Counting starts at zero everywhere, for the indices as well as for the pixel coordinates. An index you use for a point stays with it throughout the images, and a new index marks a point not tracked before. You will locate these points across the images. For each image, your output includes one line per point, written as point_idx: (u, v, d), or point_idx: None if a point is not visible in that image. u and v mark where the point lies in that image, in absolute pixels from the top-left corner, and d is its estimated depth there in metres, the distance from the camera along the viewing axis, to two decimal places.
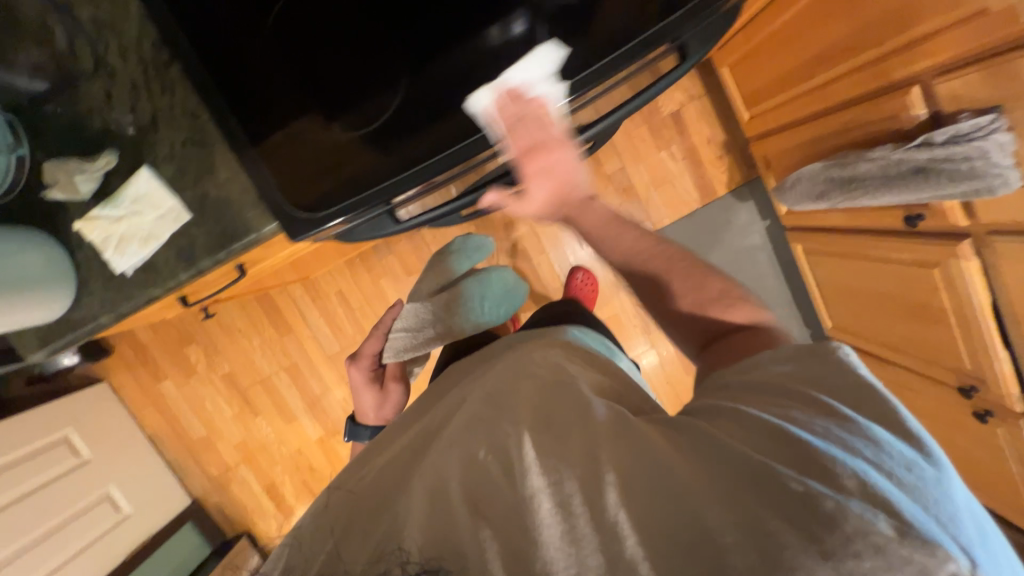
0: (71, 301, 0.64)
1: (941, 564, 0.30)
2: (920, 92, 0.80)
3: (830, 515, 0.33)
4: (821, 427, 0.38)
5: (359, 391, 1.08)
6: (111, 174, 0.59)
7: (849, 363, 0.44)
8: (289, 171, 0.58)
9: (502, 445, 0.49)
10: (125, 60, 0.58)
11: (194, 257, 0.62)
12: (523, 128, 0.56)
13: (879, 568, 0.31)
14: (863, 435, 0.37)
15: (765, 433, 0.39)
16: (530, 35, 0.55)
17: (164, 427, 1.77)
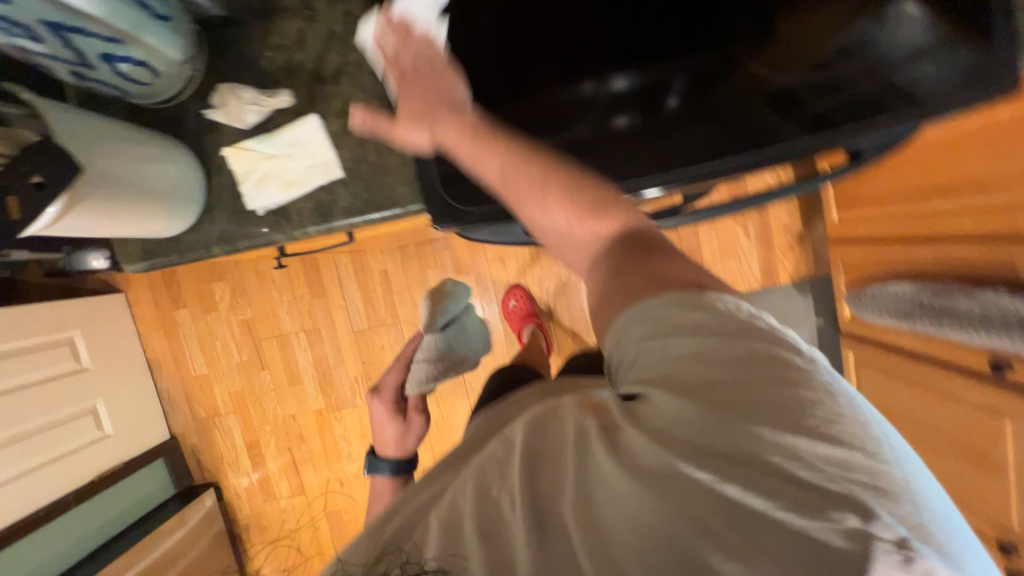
0: (190, 224, 0.61)
1: (836, 525, 0.33)
2: None
3: (754, 520, 0.35)
4: (737, 409, 0.38)
5: (381, 425, 1.01)
6: (279, 112, 0.58)
7: (730, 302, 0.42)
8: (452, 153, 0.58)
9: (498, 461, 0.48)
10: (329, 8, 0.57)
11: (331, 215, 0.60)
12: (405, 53, 0.53)
13: (796, 553, 0.34)
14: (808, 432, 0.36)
15: (700, 433, 0.39)
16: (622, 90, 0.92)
17: (166, 354, 1.72)
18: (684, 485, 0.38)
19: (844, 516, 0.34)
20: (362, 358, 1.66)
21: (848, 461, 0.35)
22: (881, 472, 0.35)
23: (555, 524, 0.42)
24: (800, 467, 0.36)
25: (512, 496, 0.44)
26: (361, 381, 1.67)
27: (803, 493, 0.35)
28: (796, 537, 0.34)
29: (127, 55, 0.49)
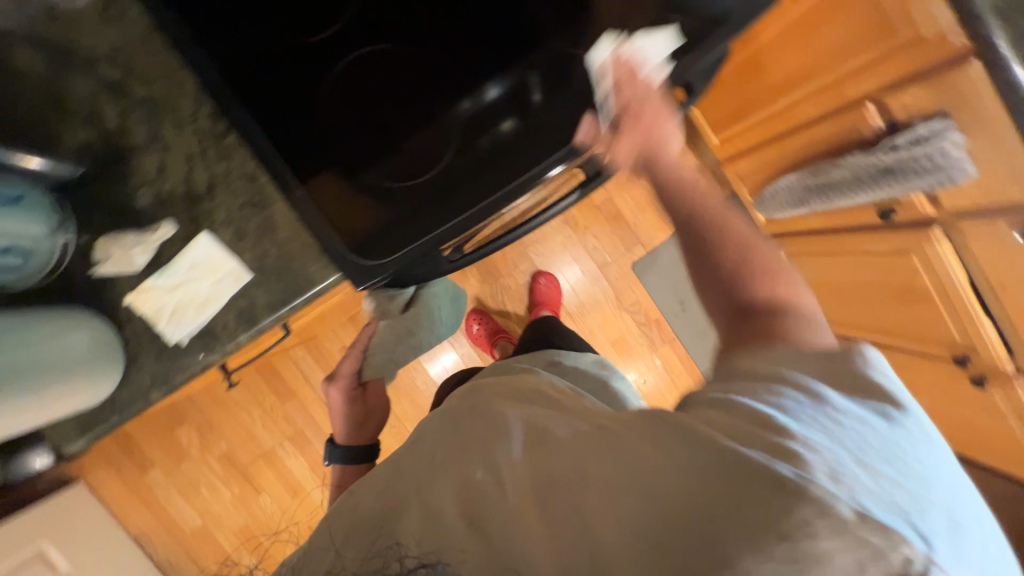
0: (118, 379, 0.60)
1: (897, 548, 0.32)
2: (873, 106, 0.92)
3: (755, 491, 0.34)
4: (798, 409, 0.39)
5: (339, 409, 0.99)
6: (166, 243, 0.59)
7: (869, 363, 0.43)
8: (343, 216, 0.61)
9: (497, 463, 0.48)
10: (179, 133, 0.59)
11: (255, 317, 0.61)
12: (630, 87, 0.60)
13: (839, 547, 0.32)
14: (853, 441, 0.37)
15: (748, 424, 0.39)
16: (495, 103, 0.68)
17: (154, 524, 1.60)
18: (688, 483, 0.37)
19: (838, 500, 0.33)
20: None
21: (893, 480, 0.35)
22: (958, 522, 0.35)
23: (550, 508, 0.42)
24: (782, 464, 0.35)
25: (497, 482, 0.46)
26: None
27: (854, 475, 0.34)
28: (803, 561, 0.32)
29: None
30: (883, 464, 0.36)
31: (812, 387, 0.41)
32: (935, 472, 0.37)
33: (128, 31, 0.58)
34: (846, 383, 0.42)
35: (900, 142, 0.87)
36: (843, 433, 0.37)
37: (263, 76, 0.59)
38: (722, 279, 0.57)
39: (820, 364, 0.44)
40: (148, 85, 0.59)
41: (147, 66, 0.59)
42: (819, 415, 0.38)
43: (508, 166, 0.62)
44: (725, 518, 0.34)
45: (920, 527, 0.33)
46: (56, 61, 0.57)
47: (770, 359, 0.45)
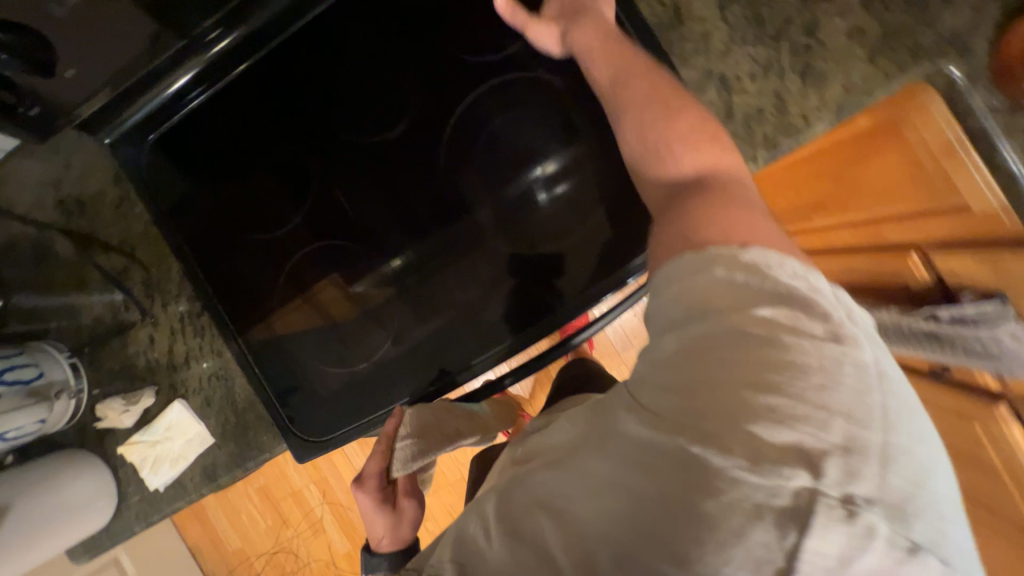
0: (109, 515, 0.70)
1: (851, 513, 0.30)
2: (920, 258, 0.76)
3: (702, 491, 0.32)
4: (710, 357, 0.34)
5: (366, 520, 0.62)
6: (150, 407, 0.68)
7: (771, 258, 0.36)
8: (288, 388, 0.66)
9: (477, 508, 0.43)
10: (166, 311, 0.68)
11: (216, 474, 0.68)
12: None
13: (748, 521, 0.30)
14: (778, 387, 0.32)
15: (670, 381, 0.35)
16: (531, 190, 0.61)
17: (203, 539, 1.82)
18: (641, 488, 0.34)
19: (732, 449, 0.32)
20: None
21: (814, 417, 0.31)
22: (894, 446, 0.31)
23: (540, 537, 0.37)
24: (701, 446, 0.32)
25: (483, 520, 0.41)
26: None
27: (760, 404, 0.32)
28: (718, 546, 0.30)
29: (14, 424, 0.60)
30: (808, 402, 0.31)
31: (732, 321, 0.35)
32: (869, 397, 0.32)
33: (133, 224, 0.68)
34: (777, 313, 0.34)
35: (942, 315, 0.70)
36: (756, 367, 0.33)
37: (234, 264, 0.67)
38: (638, 154, 0.47)
39: (741, 276, 0.35)
40: (144, 270, 0.69)
41: (145, 254, 0.69)
42: (744, 365, 0.33)
43: (464, 336, 0.62)
44: (677, 503, 0.32)
45: (830, 468, 0.30)
46: (80, 247, 0.69)
47: (709, 305, 0.36)
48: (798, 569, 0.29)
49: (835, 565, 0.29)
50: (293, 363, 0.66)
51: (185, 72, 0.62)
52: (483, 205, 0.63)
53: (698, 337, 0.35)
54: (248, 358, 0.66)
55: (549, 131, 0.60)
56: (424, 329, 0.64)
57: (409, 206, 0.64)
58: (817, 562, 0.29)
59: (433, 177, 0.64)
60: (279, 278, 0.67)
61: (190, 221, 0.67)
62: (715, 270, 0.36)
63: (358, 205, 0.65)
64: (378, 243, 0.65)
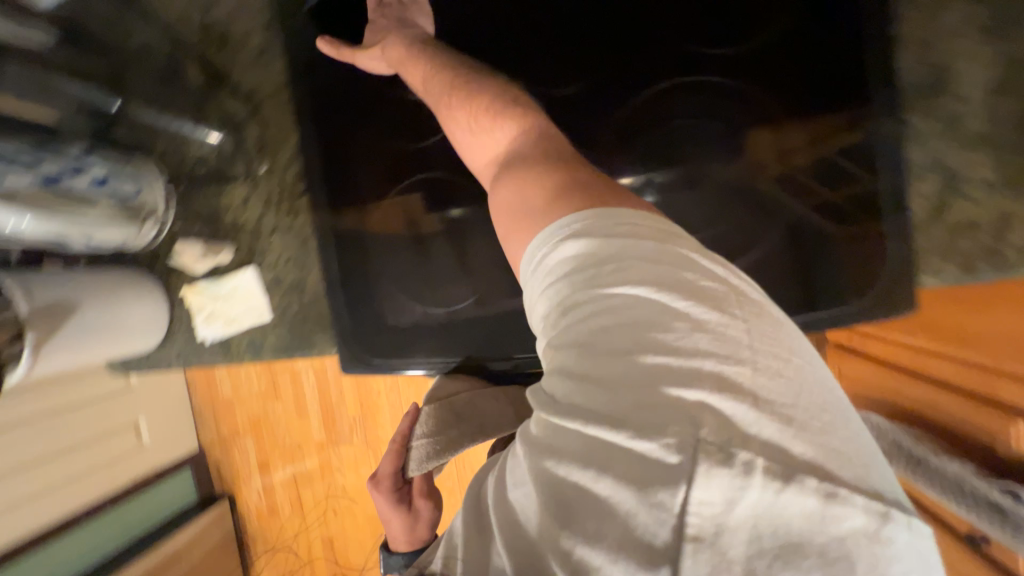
0: (156, 344, 0.72)
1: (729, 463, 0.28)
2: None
3: (605, 458, 0.30)
4: (586, 348, 0.33)
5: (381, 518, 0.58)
6: (223, 263, 0.69)
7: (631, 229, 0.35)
8: (357, 301, 0.64)
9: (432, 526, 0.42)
10: (269, 178, 0.67)
11: (260, 350, 0.69)
12: None
13: (635, 475, 0.29)
14: (656, 347, 0.31)
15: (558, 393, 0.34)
16: (673, 200, 0.55)
17: (201, 377, 1.94)
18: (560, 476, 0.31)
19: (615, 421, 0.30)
20: (362, 403, 1.78)
21: (697, 368, 0.30)
22: (759, 374, 0.30)
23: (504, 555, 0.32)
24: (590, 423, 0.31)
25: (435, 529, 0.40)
26: (359, 422, 1.80)
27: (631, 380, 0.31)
28: (613, 497, 0.29)
29: (102, 233, 0.60)
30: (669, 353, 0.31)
31: (615, 311, 0.32)
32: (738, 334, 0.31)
33: (267, 80, 0.66)
34: (633, 272, 0.33)
35: None
36: (627, 347, 0.31)
37: (348, 155, 0.64)
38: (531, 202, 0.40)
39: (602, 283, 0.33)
40: (262, 128, 0.67)
41: (268, 114, 0.66)
42: (607, 346, 0.32)
43: None
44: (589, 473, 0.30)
45: (706, 415, 0.29)
46: (211, 83, 0.67)
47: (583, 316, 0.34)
48: (689, 527, 0.28)
49: (723, 511, 0.28)
50: (371, 280, 0.64)
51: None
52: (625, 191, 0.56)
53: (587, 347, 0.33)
54: (328, 254, 0.64)
55: (732, 155, 0.54)
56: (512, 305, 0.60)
57: None
58: (707, 513, 0.28)
59: (586, 141, 0.57)
60: (382, 184, 0.63)
61: (322, 100, 0.63)
62: (578, 257, 0.35)
63: None
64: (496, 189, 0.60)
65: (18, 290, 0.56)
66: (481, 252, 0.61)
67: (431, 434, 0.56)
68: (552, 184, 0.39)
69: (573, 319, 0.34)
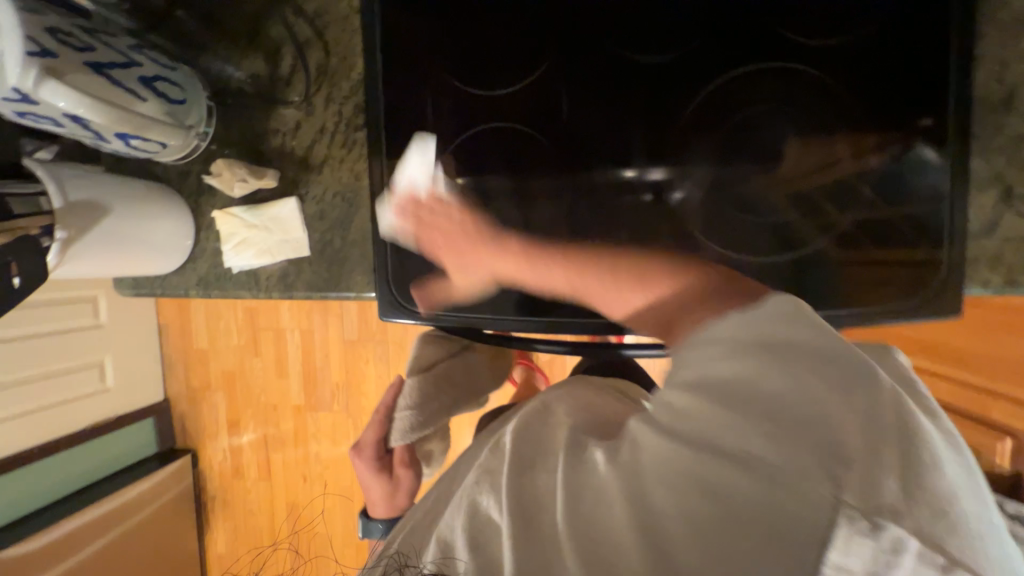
0: (176, 267, 0.68)
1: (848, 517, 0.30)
2: (1008, 447, 0.77)
3: (735, 508, 0.31)
4: (733, 401, 0.33)
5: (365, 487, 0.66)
6: (264, 190, 0.65)
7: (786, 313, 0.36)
8: (404, 243, 0.62)
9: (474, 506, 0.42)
10: (326, 107, 0.64)
11: (293, 286, 0.66)
12: None
13: (787, 535, 0.30)
14: (807, 422, 0.32)
15: (688, 430, 0.34)
16: (745, 184, 0.56)
17: (176, 324, 1.83)
18: (665, 505, 0.32)
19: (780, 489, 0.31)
20: (348, 369, 1.74)
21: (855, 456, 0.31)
22: (909, 470, 0.32)
23: (544, 536, 0.36)
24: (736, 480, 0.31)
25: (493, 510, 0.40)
26: (342, 388, 1.75)
27: (781, 441, 0.31)
28: (758, 557, 0.29)
29: (143, 136, 0.56)
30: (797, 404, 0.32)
31: (755, 375, 0.34)
32: (878, 410, 0.33)
33: (337, 4, 0.62)
34: (767, 344, 0.35)
35: (1009, 508, 0.71)
36: (779, 419, 0.32)
37: (414, 94, 0.61)
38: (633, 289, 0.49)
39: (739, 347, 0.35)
40: (324, 54, 0.63)
41: (333, 39, 0.63)
42: (726, 391, 0.34)
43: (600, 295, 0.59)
44: (721, 528, 0.31)
45: (853, 486, 0.30)
46: None
47: (722, 378, 0.35)
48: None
49: None
50: (421, 224, 0.62)
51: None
52: (698, 169, 0.56)
53: (726, 399, 0.34)
54: (381, 194, 0.62)
55: (808, 140, 0.54)
56: (566, 269, 0.59)
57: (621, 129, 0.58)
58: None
59: (665, 113, 0.56)
60: (445, 129, 0.61)
61: (394, 32, 0.60)
62: (728, 334, 0.37)
63: (573, 107, 0.58)
64: (566, 150, 0.59)
65: (53, 188, 0.53)
66: (540, 212, 0.60)
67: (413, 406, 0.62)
68: (693, 288, 0.45)
69: (696, 369, 0.36)
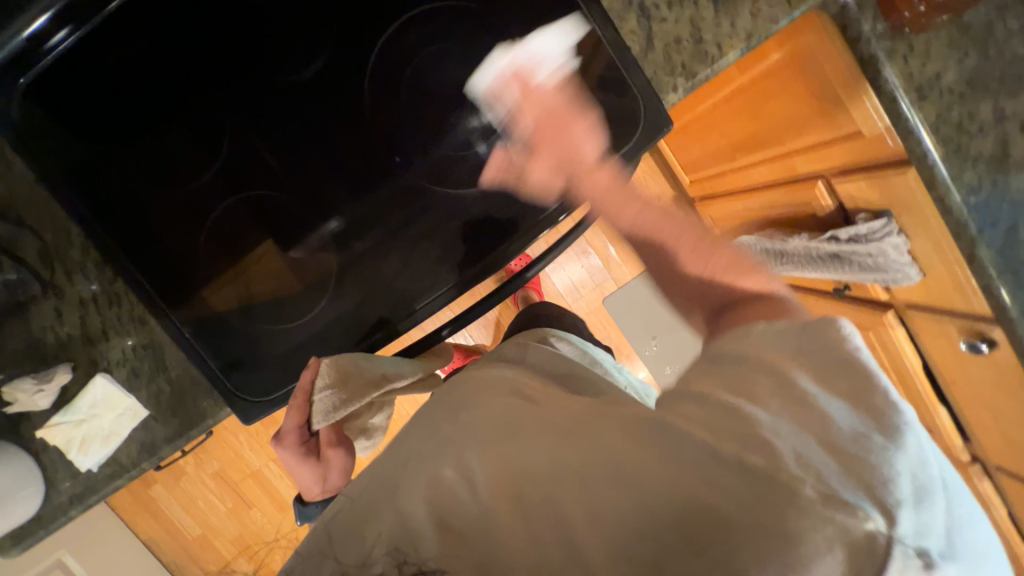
0: (40, 501, 0.66)
1: (860, 524, 0.33)
2: (824, 186, 0.84)
3: (760, 518, 0.35)
4: (789, 413, 0.38)
5: (294, 469, 0.79)
6: (68, 385, 0.63)
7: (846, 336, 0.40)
8: (226, 346, 0.63)
9: (469, 464, 0.47)
10: (71, 281, 0.62)
11: (155, 447, 0.66)
12: None
13: (805, 527, 0.34)
14: (865, 449, 0.35)
15: (717, 416, 0.39)
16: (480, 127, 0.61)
17: (159, 530, 1.75)
18: (703, 497, 0.37)
19: (868, 514, 0.33)
20: None
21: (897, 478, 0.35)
22: (924, 482, 0.35)
23: (536, 504, 0.43)
24: (829, 474, 0.35)
25: (471, 485, 0.46)
26: None
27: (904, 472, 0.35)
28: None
29: None
30: (835, 411, 0.37)
31: (805, 388, 0.38)
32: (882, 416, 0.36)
33: (14, 183, 0.60)
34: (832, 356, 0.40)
35: (843, 234, 0.79)
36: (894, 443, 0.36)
37: (146, 223, 0.61)
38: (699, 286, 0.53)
39: (834, 360, 0.40)
40: (36, 235, 0.61)
41: (35, 217, 0.61)
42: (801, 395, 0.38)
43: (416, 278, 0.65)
44: (722, 518, 0.36)
45: (901, 514, 0.33)
46: None
47: (762, 346, 0.43)
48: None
49: None
50: (229, 321, 0.63)
51: (43, 10, 0.53)
52: (421, 147, 0.62)
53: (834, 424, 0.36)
54: (175, 323, 0.62)
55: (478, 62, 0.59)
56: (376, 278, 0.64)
57: (342, 145, 0.61)
58: None
59: (366, 115, 0.60)
60: (194, 232, 0.62)
61: (87, 182, 0.60)
62: (782, 346, 0.42)
63: (283, 150, 0.61)
64: (309, 189, 0.62)
65: None
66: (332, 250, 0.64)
67: (334, 389, 0.61)
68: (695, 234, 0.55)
69: (754, 348, 0.43)
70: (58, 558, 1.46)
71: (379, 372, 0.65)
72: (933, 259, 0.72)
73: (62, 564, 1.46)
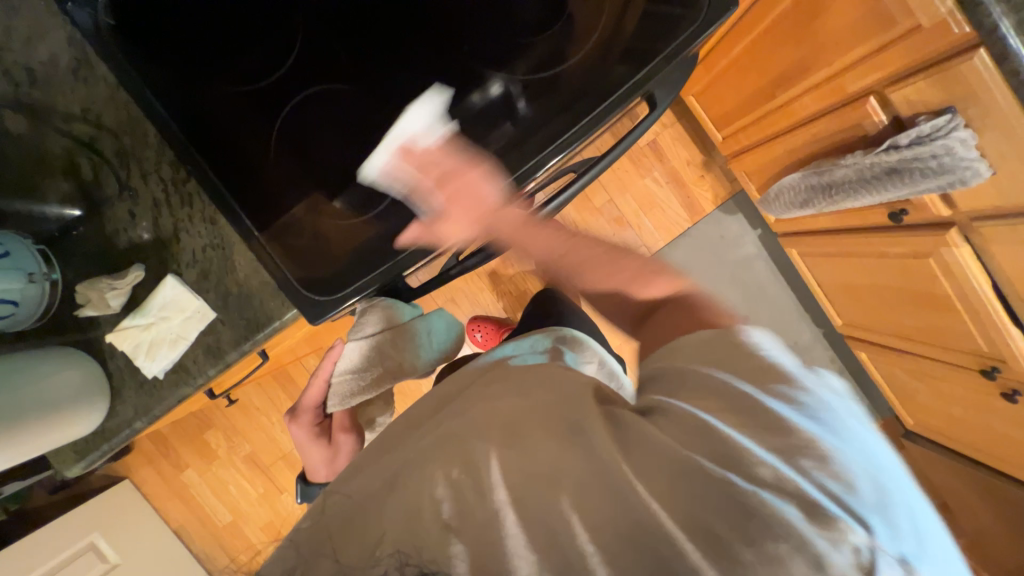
0: (106, 412, 0.66)
1: (844, 540, 0.34)
2: (876, 101, 0.84)
3: (741, 527, 0.36)
4: (745, 423, 0.40)
5: (304, 450, 0.82)
6: (139, 285, 0.64)
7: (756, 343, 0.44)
8: (291, 243, 0.62)
9: (468, 462, 0.45)
10: (145, 182, 0.63)
11: (221, 352, 0.65)
12: None
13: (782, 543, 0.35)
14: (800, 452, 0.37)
15: (691, 431, 0.40)
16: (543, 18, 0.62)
17: (190, 518, 1.71)
18: (693, 506, 0.38)
19: (838, 532, 0.34)
20: None
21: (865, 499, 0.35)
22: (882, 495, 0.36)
23: (542, 510, 0.40)
24: (807, 469, 0.37)
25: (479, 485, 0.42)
26: None
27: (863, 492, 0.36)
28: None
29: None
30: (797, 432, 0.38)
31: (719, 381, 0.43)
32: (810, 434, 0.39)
33: (97, 87, 0.63)
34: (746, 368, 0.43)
35: (904, 138, 0.78)
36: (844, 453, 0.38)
37: (218, 123, 0.63)
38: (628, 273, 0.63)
39: (742, 353, 0.44)
40: (115, 137, 0.63)
41: (113, 121, 0.63)
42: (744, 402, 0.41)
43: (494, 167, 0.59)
44: (704, 527, 0.37)
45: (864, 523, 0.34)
46: (33, 120, 0.62)
47: (699, 343, 0.47)
48: None
49: None
50: (295, 216, 0.62)
51: None
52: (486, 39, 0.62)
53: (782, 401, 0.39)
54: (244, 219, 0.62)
55: None
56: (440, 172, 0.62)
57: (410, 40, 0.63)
58: None
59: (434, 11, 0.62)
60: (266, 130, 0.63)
61: (165, 83, 0.61)
62: (704, 343, 0.47)
63: (352, 46, 0.63)
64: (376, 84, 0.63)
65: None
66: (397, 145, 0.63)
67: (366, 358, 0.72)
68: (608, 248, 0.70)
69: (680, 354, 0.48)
70: (91, 541, 1.44)
71: (396, 361, 0.75)
72: (1005, 147, 0.71)
73: (95, 547, 1.44)
